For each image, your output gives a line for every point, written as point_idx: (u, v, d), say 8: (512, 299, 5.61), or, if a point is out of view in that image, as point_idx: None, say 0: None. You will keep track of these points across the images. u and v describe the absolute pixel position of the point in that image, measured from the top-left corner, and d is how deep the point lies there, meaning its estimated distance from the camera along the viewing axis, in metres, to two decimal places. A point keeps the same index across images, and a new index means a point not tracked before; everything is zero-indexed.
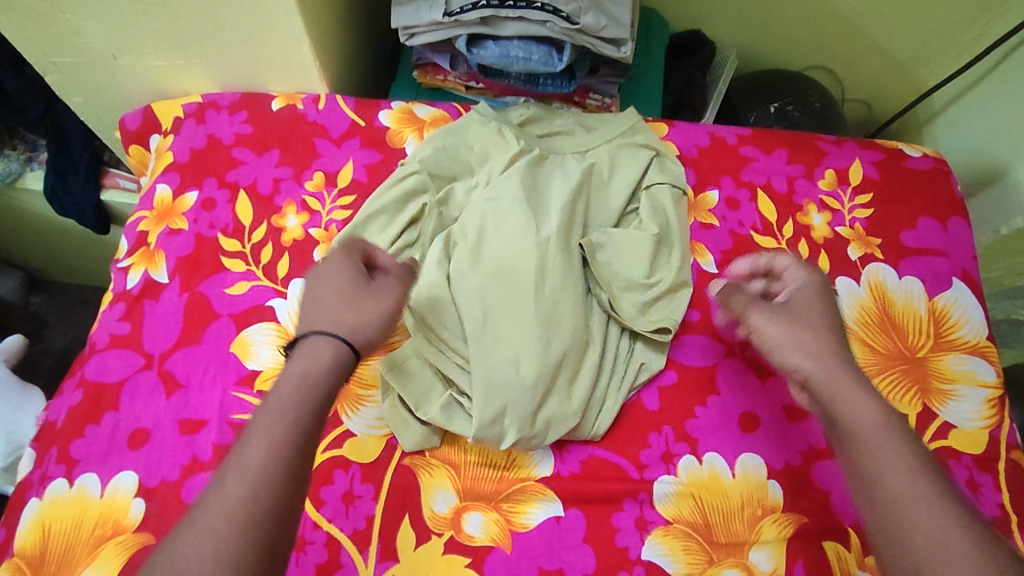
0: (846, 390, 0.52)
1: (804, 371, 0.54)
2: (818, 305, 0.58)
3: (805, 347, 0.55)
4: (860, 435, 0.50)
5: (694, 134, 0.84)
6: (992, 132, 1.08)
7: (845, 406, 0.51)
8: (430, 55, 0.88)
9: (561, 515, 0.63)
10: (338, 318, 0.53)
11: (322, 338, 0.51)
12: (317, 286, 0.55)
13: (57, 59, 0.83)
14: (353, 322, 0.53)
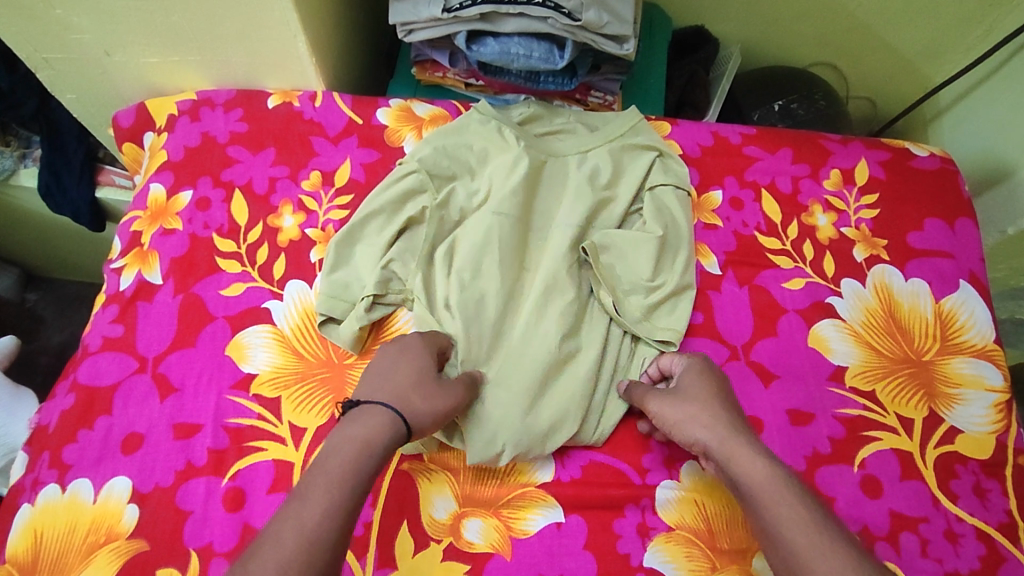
0: (740, 452, 0.55)
1: (702, 441, 0.57)
2: (700, 380, 0.61)
3: (709, 416, 0.58)
4: (757, 494, 0.53)
5: (698, 133, 0.82)
6: (999, 130, 1.06)
7: (739, 464, 0.55)
8: (429, 52, 0.86)
9: (562, 521, 0.62)
10: (404, 393, 0.56)
11: (384, 408, 0.54)
12: (391, 360, 0.59)
13: (49, 55, 0.81)
14: (411, 399, 0.56)
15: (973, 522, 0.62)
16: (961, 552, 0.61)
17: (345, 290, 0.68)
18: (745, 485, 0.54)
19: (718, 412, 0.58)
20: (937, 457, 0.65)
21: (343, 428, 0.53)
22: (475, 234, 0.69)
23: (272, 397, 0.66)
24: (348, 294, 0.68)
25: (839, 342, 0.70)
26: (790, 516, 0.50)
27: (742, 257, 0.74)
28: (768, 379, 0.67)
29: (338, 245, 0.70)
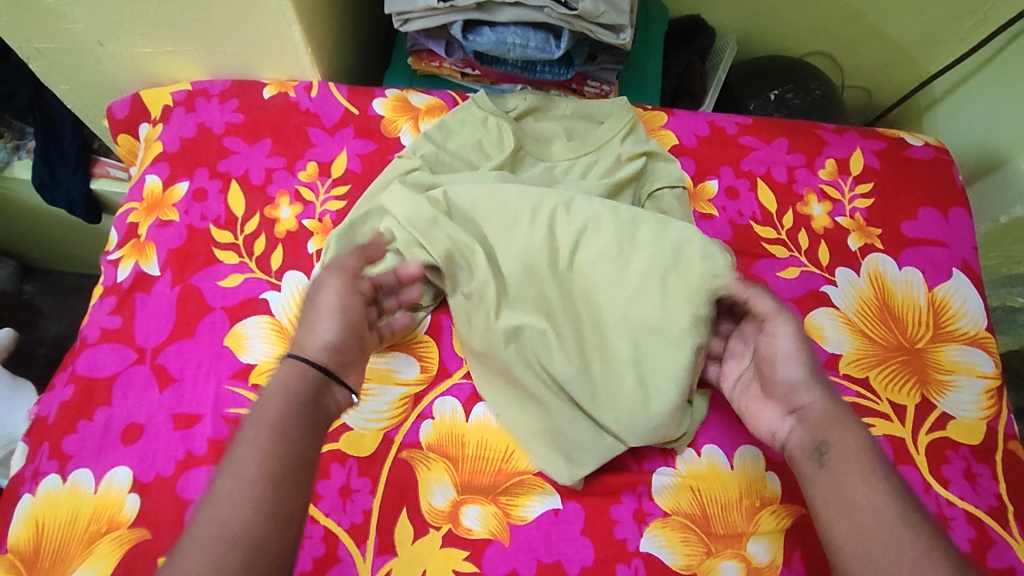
0: (841, 420, 0.57)
1: (809, 399, 0.59)
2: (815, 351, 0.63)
3: (817, 380, 0.60)
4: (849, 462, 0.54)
5: (694, 122, 0.83)
6: (993, 120, 1.07)
7: (844, 432, 0.56)
8: (425, 42, 0.86)
9: (559, 508, 0.62)
10: (300, 338, 0.59)
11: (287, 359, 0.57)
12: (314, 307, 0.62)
13: (41, 46, 0.81)
14: (301, 337, 0.59)
15: (963, 507, 0.63)
16: (952, 536, 0.62)
17: None
18: (835, 449, 0.55)
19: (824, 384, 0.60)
20: (929, 443, 0.66)
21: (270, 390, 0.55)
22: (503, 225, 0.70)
23: None
24: None
25: (834, 330, 0.70)
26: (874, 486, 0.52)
27: (738, 247, 0.75)
28: None
29: (338, 238, 0.70)
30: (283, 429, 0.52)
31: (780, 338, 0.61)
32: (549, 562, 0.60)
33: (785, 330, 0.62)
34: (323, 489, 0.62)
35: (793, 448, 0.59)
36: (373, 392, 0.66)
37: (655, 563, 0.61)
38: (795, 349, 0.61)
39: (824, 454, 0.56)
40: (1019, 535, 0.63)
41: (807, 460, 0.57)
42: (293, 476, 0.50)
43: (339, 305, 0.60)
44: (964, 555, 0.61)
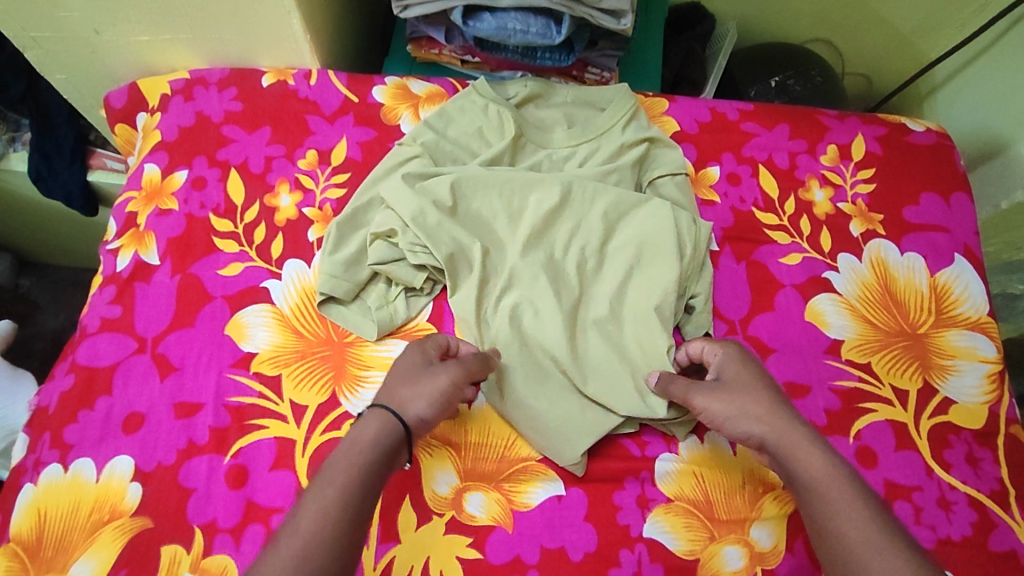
0: (796, 447, 0.55)
1: (755, 437, 0.57)
2: (745, 374, 0.60)
3: (753, 414, 0.57)
4: (814, 488, 0.53)
5: (695, 109, 0.82)
6: (994, 106, 1.06)
7: (801, 459, 0.55)
8: (425, 29, 0.85)
9: (562, 494, 0.62)
10: (395, 394, 0.57)
11: (378, 409, 0.56)
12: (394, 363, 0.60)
13: (37, 34, 0.80)
14: (402, 396, 0.57)
15: (965, 490, 0.63)
16: (954, 519, 0.62)
17: (346, 270, 0.68)
18: (799, 479, 0.54)
19: (766, 412, 0.57)
20: (931, 428, 0.66)
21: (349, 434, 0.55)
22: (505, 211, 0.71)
23: (272, 375, 0.66)
24: (350, 273, 0.69)
25: (836, 316, 0.70)
26: (844, 509, 0.51)
27: (740, 233, 0.74)
28: (763, 352, 0.68)
29: (339, 227, 0.70)
30: (362, 477, 0.51)
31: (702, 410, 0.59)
32: (553, 548, 0.60)
33: (702, 404, 0.59)
34: None
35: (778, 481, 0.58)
36: (375, 379, 0.66)
37: (658, 549, 0.61)
38: (722, 410, 0.58)
39: (793, 486, 0.55)
40: (1020, 518, 0.63)
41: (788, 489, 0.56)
42: (356, 520, 0.49)
43: (447, 388, 0.57)
44: (966, 538, 0.61)
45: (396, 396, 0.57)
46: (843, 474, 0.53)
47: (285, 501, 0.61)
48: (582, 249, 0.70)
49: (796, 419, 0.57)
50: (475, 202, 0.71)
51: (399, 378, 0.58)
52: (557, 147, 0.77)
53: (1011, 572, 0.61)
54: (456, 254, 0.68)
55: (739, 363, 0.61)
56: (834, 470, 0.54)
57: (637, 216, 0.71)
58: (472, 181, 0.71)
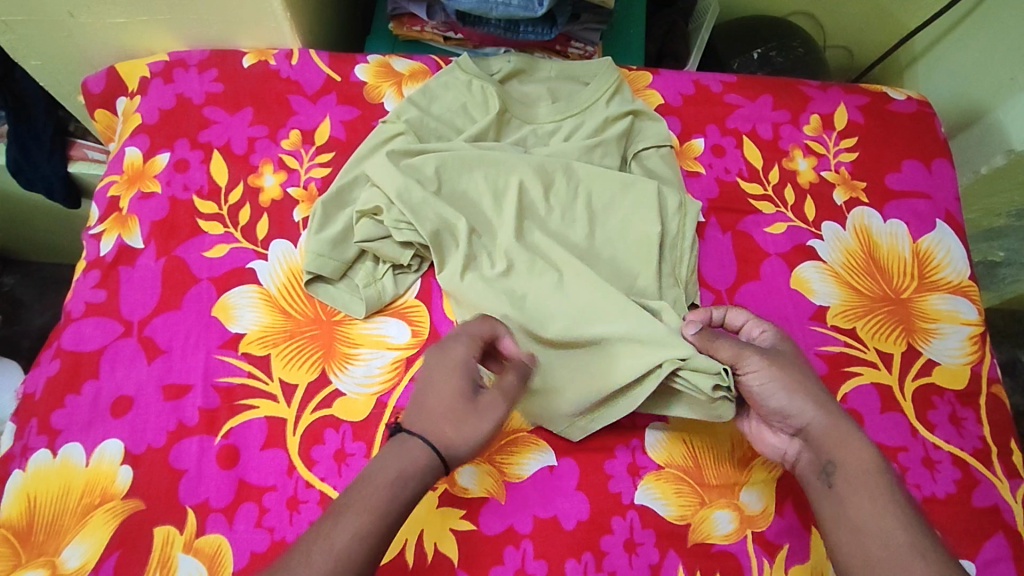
0: (845, 437, 0.55)
1: (804, 418, 0.56)
2: (795, 358, 0.59)
3: (811, 395, 0.56)
4: (853, 479, 0.53)
5: (679, 82, 0.82)
6: (972, 74, 1.08)
7: (847, 451, 0.54)
8: (407, 5, 0.86)
9: (554, 464, 0.63)
10: (443, 430, 0.51)
11: (418, 440, 0.51)
12: (432, 379, 0.53)
13: (9, 18, 0.79)
14: (444, 428, 0.51)
15: (949, 449, 0.64)
16: (939, 477, 0.63)
17: (333, 248, 0.68)
18: (841, 469, 0.54)
19: (818, 399, 0.56)
20: (915, 390, 0.67)
21: (389, 450, 0.51)
22: (491, 189, 0.71)
23: (261, 355, 0.66)
24: (337, 251, 0.68)
25: (820, 283, 0.71)
26: (883, 502, 0.51)
27: (725, 204, 0.75)
28: None
29: (324, 206, 0.70)
30: (396, 507, 0.48)
31: (757, 379, 0.57)
32: (545, 517, 0.61)
33: (758, 372, 0.57)
34: (318, 454, 0.62)
35: (802, 470, 0.57)
36: (365, 356, 0.66)
37: (649, 515, 0.61)
38: (773, 382, 0.56)
39: (831, 475, 0.54)
40: (1002, 474, 0.64)
41: (815, 479, 0.55)
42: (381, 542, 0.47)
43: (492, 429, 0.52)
44: (951, 496, 0.62)
45: (436, 427, 0.51)
46: (883, 470, 0.54)
47: (277, 479, 0.61)
48: (568, 231, 0.70)
49: (838, 410, 0.56)
50: (461, 181, 0.70)
51: (443, 411, 0.52)
52: (541, 124, 0.77)
53: (994, 526, 0.62)
54: (441, 230, 0.68)
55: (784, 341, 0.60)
56: (874, 464, 0.54)
57: (620, 197, 0.71)
58: (459, 162, 0.71)
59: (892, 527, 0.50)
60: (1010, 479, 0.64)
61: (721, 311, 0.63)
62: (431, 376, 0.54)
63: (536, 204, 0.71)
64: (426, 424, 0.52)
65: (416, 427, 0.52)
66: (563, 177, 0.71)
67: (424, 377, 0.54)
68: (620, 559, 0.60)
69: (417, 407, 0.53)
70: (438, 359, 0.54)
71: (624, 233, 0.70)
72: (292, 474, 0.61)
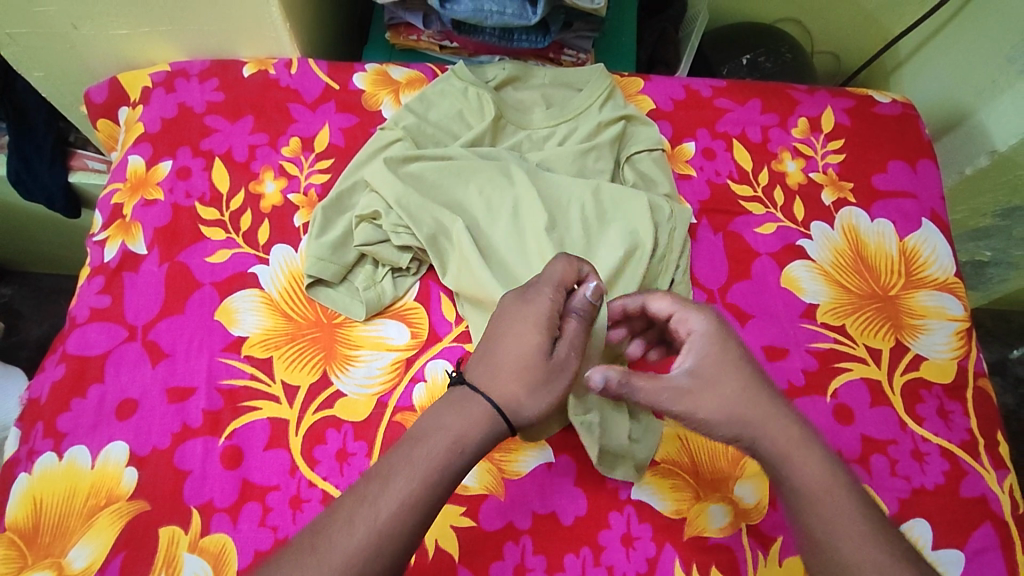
0: (794, 452, 0.51)
1: (747, 436, 0.52)
2: (723, 380, 0.53)
3: (750, 413, 0.52)
4: (807, 496, 0.51)
5: (670, 87, 0.84)
6: (955, 78, 1.11)
7: (803, 460, 0.51)
8: (403, 14, 0.88)
9: (552, 461, 0.64)
10: (512, 392, 0.51)
11: (482, 401, 0.51)
12: (512, 325, 0.53)
13: (14, 31, 0.80)
14: (512, 392, 0.51)
15: (937, 442, 0.66)
16: (927, 469, 0.65)
17: (334, 253, 0.69)
18: (790, 485, 0.51)
19: (767, 414, 0.52)
20: (904, 384, 0.68)
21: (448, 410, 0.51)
22: (488, 194, 0.72)
23: (264, 357, 0.67)
24: (339, 254, 0.70)
25: (810, 281, 0.73)
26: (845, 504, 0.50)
27: (715, 205, 0.77)
28: (743, 318, 0.70)
29: (324, 211, 0.71)
30: (449, 474, 0.49)
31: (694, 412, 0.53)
32: (543, 513, 0.62)
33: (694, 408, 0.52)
34: (320, 453, 0.63)
35: None
36: (365, 358, 0.68)
37: (645, 510, 0.63)
38: (710, 413, 0.52)
39: (779, 488, 0.52)
40: (990, 465, 0.66)
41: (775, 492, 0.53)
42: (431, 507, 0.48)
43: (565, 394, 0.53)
44: (940, 487, 0.64)
45: (506, 385, 0.51)
46: (842, 480, 0.51)
47: (280, 479, 0.62)
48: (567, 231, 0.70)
49: (791, 414, 0.53)
50: (458, 186, 0.72)
51: (516, 369, 0.52)
52: (535, 130, 0.79)
53: (982, 516, 0.63)
54: (437, 234, 0.69)
55: (715, 351, 0.54)
56: (831, 478, 0.51)
57: (613, 204, 0.72)
58: (457, 169, 0.72)
59: (854, 525, 0.49)
60: (997, 470, 0.66)
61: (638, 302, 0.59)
62: (506, 329, 0.54)
63: (526, 216, 0.71)
64: (493, 385, 0.52)
65: (482, 386, 0.52)
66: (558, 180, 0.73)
67: (501, 328, 0.54)
68: (618, 553, 0.61)
69: (487, 364, 0.53)
70: (521, 306, 0.54)
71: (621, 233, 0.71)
72: (295, 473, 0.62)
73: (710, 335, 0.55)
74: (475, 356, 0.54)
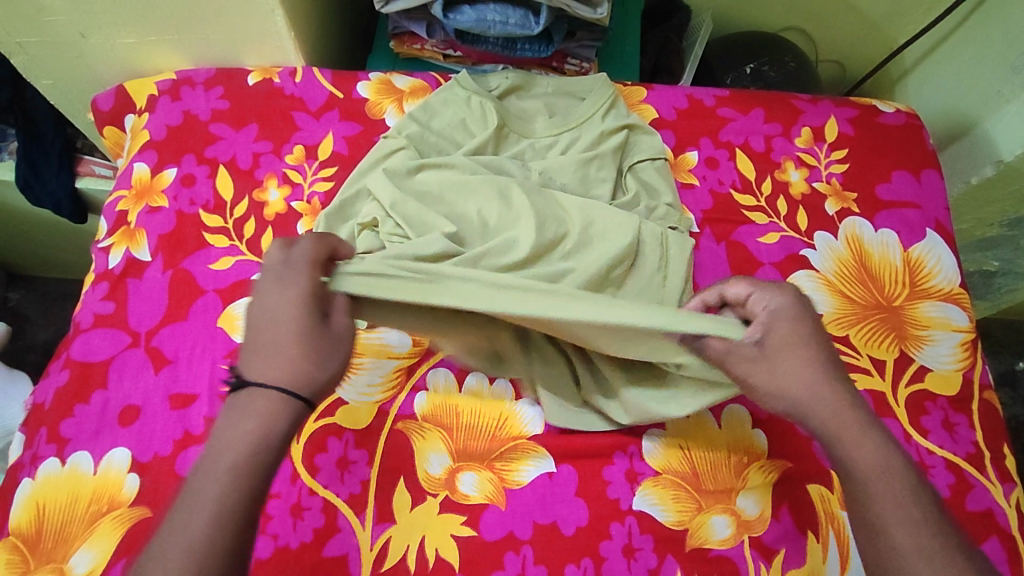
0: (859, 432, 0.51)
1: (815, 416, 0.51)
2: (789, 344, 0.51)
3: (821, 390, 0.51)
4: (868, 481, 0.49)
5: (673, 96, 0.84)
6: (961, 87, 1.10)
7: (865, 445, 0.50)
8: (407, 24, 0.88)
9: (553, 471, 0.64)
10: (295, 371, 0.47)
11: (267, 394, 0.47)
12: (268, 305, 0.48)
13: (23, 40, 0.81)
14: (293, 368, 0.47)
15: (943, 454, 0.65)
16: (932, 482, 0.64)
17: None
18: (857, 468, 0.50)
19: (839, 395, 0.51)
20: (908, 396, 0.68)
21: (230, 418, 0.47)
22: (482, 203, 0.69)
23: None
24: None
25: (814, 292, 0.72)
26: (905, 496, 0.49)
27: (719, 215, 0.77)
28: None
29: (328, 219, 0.71)
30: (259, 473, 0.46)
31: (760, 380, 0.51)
32: (545, 523, 0.62)
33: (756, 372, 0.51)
34: (321, 461, 0.63)
35: None
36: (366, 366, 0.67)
37: (647, 521, 0.62)
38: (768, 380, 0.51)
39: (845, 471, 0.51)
40: (996, 478, 0.65)
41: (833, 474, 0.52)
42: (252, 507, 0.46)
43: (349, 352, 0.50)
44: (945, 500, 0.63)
45: (283, 370, 0.47)
46: (900, 468, 0.50)
47: (281, 487, 0.62)
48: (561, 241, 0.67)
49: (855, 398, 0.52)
50: (454, 192, 0.70)
51: (289, 345, 0.47)
52: (537, 140, 0.79)
53: (988, 530, 0.63)
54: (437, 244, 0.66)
55: (793, 323, 0.52)
56: (890, 464, 0.50)
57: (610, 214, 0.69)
58: (454, 183, 0.70)
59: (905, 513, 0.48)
60: (1003, 483, 0.65)
61: (716, 288, 0.57)
62: (263, 314, 0.48)
63: (518, 229, 0.67)
64: (273, 371, 0.47)
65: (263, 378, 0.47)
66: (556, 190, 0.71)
67: (257, 317, 0.49)
68: (620, 564, 0.60)
69: (263, 355, 0.48)
70: (269, 284, 0.49)
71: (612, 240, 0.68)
72: (296, 481, 0.62)
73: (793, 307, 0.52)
74: (245, 355, 0.48)
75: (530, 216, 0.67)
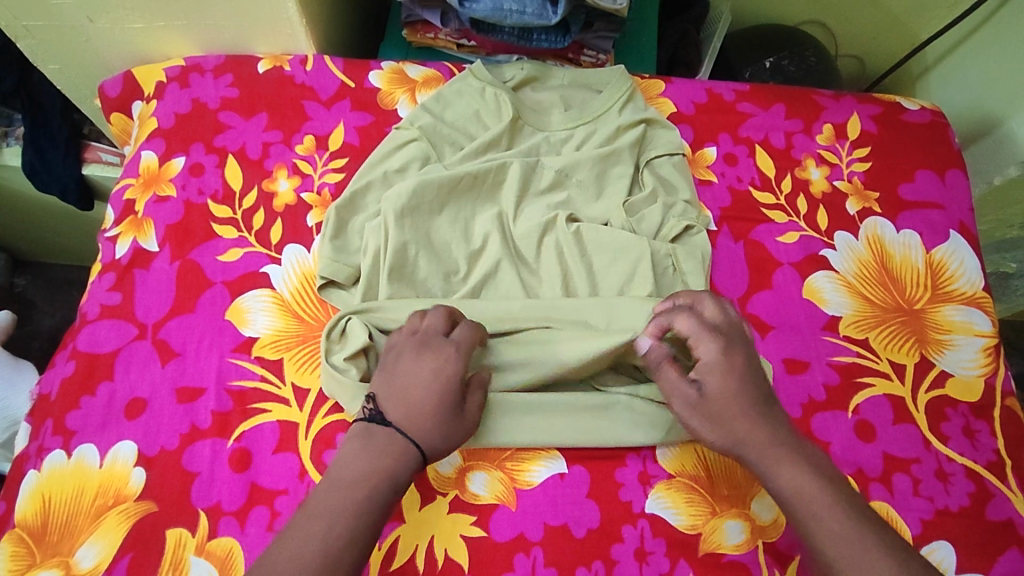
0: (777, 461, 0.55)
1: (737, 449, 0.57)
2: (732, 375, 0.58)
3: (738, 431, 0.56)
4: (801, 502, 0.54)
5: (691, 90, 0.83)
6: (984, 85, 1.09)
7: (784, 473, 0.55)
8: (420, 12, 0.87)
9: (565, 472, 0.63)
10: (428, 431, 0.55)
11: (400, 445, 0.54)
12: (426, 372, 0.56)
13: (29, 23, 0.80)
14: (431, 437, 0.55)
15: (962, 462, 0.64)
16: (952, 490, 0.63)
17: (345, 254, 0.68)
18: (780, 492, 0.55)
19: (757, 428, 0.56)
20: (928, 402, 0.66)
21: (361, 449, 0.54)
22: (481, 230, 0.70)
23: (274, 359, 0.66)
24: (351, 257, 0.68)
25: (833, 293, 0.71)
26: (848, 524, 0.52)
27: (737, 213, 0.75)
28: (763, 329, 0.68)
29: (338, 211, 0.69)
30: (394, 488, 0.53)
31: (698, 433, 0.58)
32: (556, 525, 0.61)
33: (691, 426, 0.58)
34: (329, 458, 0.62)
35: None
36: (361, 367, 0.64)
37: (660, 524, 0.61)
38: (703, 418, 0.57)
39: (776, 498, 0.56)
40: (1017, 487, 0.64)
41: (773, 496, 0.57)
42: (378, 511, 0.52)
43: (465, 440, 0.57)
44: (965, 508, 0.62)
45: (416, 428, 0.54)
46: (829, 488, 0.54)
47: (289, 483, 0.61)
48: (567, 278, 0.69)
49: (765, 425, 0.57)
50: (465, 210, 0.71)
51: (435, 417, 0.55)
52: (550, 133, 0.77)
53: (1008, 541, 0.61)
54: (434, 266, 0.67)
55: (727, 379, 0.57)
56: (817, 484, 0.54)
57: (611, 234, 0.69)
58: (454, 184, 0.70)
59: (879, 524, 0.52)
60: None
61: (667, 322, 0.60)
62: (399, 379, 0.56)
63: (510, 278, 0.68)
64: (411, 422, 0.55)
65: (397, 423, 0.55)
66: (545, 204, 0.72)
67: (413, 375, 0.56)
68: (631, 568, 0.59)
69: (406, 409, 0.55)
70: (438, 361, 0.57)
71: (614, 264, 0.69)
72: (304, 478, 0.61)
73: (731, 348, 0.58)
74: (381, 393, 0.56)
75: (540, 244, 0.69)
